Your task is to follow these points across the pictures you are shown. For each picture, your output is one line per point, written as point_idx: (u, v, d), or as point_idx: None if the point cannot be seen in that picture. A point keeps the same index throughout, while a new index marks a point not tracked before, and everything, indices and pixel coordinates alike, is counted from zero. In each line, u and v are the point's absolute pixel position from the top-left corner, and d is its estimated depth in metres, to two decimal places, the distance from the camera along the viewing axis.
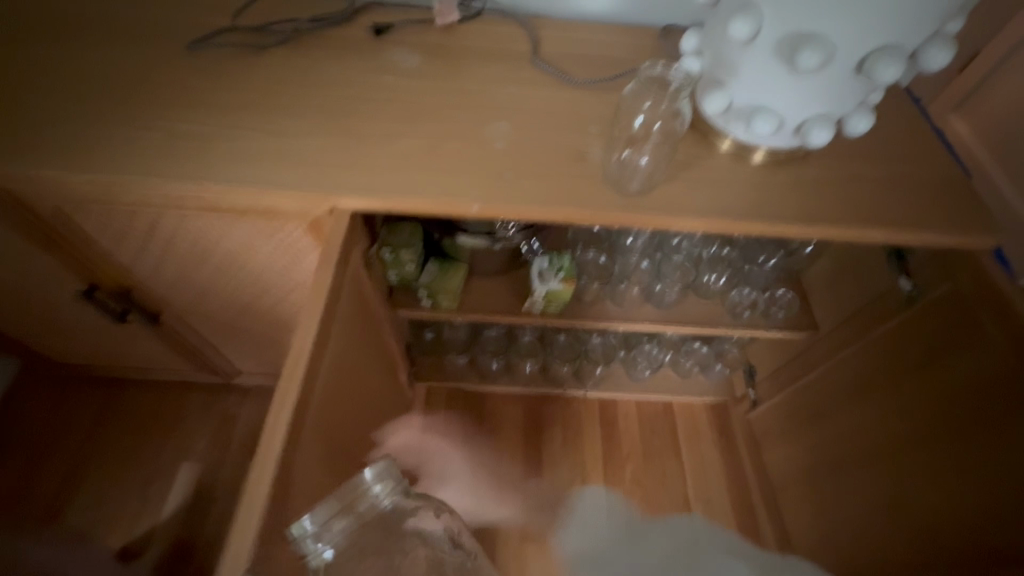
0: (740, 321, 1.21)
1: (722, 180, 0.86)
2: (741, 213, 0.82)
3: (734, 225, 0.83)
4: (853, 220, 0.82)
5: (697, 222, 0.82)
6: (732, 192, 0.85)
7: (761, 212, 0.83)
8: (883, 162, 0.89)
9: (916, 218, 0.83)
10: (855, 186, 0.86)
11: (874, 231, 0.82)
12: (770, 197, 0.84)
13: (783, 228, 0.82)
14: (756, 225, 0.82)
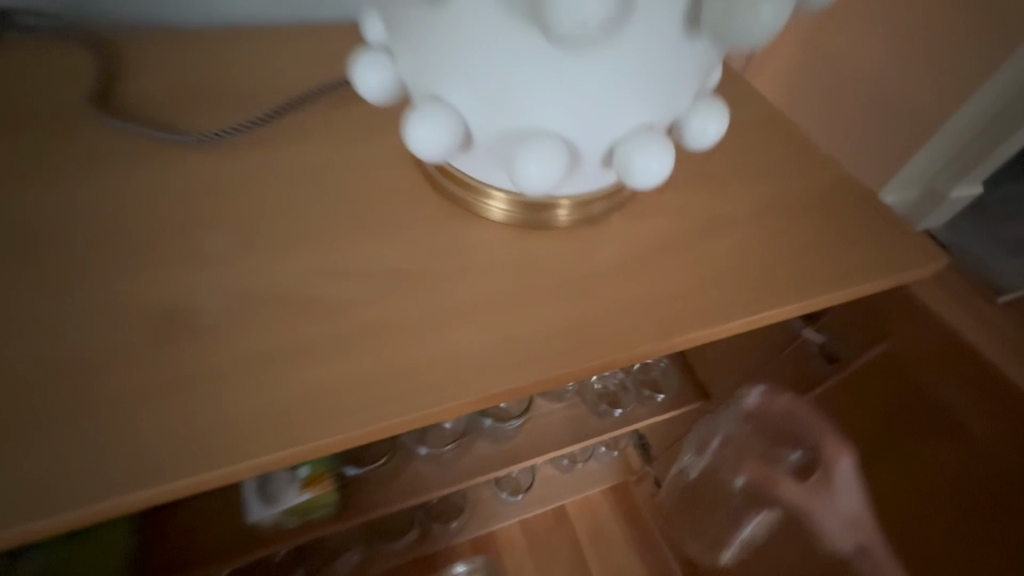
0: (611, 420, 0.81)
1: (508, 286, 0.45)
2: (552, 350, 0.42)
3: (548, 376, 0.41)
4: (743, 306, 0.46)
5: (479, 395, 0.39)
6: (529, 306, 0.44)
7: (587, 337, 0.43)
8: (742, 180, 0.54)
9: (832, 266, 0.49)
10: (725, 232, 0.50)
11: (777, 312, 0.46)
12: (586, 297, 0.45)
13: (634, 354, 0.43)
14: (585, 365, 0.42)
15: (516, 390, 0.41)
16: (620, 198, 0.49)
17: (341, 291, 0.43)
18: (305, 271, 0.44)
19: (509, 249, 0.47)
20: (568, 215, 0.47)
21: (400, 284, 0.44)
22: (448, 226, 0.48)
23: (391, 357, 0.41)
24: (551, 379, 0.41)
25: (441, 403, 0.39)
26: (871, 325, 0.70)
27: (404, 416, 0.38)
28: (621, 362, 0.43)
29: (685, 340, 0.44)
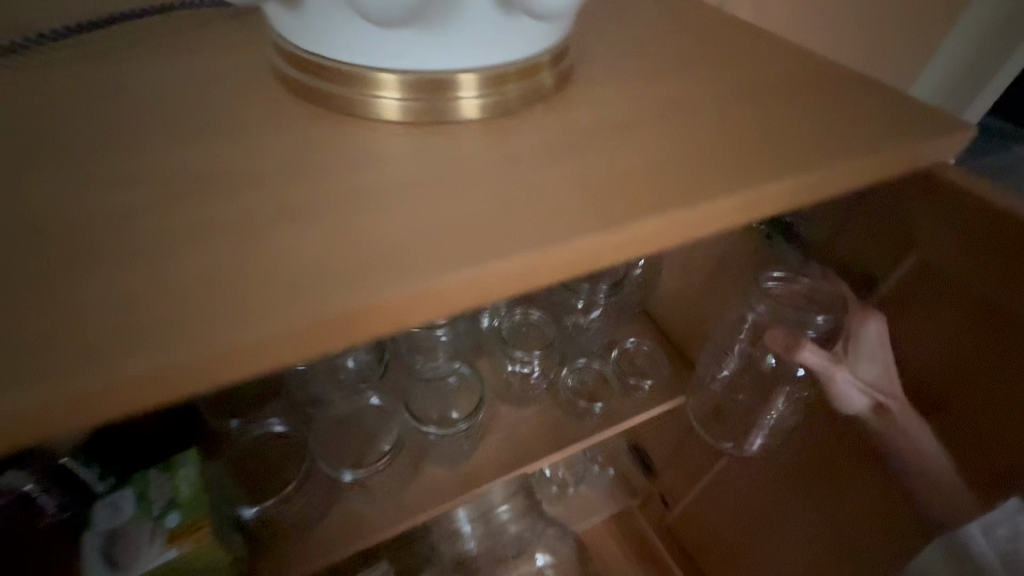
0: (594, 419, 0.67)
1: (384, 185, 0.31)
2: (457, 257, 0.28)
3: (432, 300, 0.27)
4: (728, 193, 0.33)
5: (321, 319, 0.25)
6: (411, 210, 0.30)
7: (485, 241, 0.28)
8: (698, 75, 0.43)
9: (835, 145, 0.37)
10: (690, 115, 0.38)
11: (777, 189, 0.33)
12: (507, 192, 0.31)
13: (564, 265, 0.29)
14: (490, 284, 0.28)
15: (383, 319, 0.26)
16: (541, 85, 0.38)
17: (146, 208, 0.29)
18: (101, 182, 0.30)
19: (401, 147, 0.34)
20: (473, 98, 0.35)
21: (231, 197, 0.30)
22: (317, 129, 0.35)
23: (192, 279, 0.26)
24: (438, 306, 0.27)
25: (268, 339, 0.24)
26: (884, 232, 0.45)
27: (202, 352, 0.23)
28: (539, 281, 0.29)
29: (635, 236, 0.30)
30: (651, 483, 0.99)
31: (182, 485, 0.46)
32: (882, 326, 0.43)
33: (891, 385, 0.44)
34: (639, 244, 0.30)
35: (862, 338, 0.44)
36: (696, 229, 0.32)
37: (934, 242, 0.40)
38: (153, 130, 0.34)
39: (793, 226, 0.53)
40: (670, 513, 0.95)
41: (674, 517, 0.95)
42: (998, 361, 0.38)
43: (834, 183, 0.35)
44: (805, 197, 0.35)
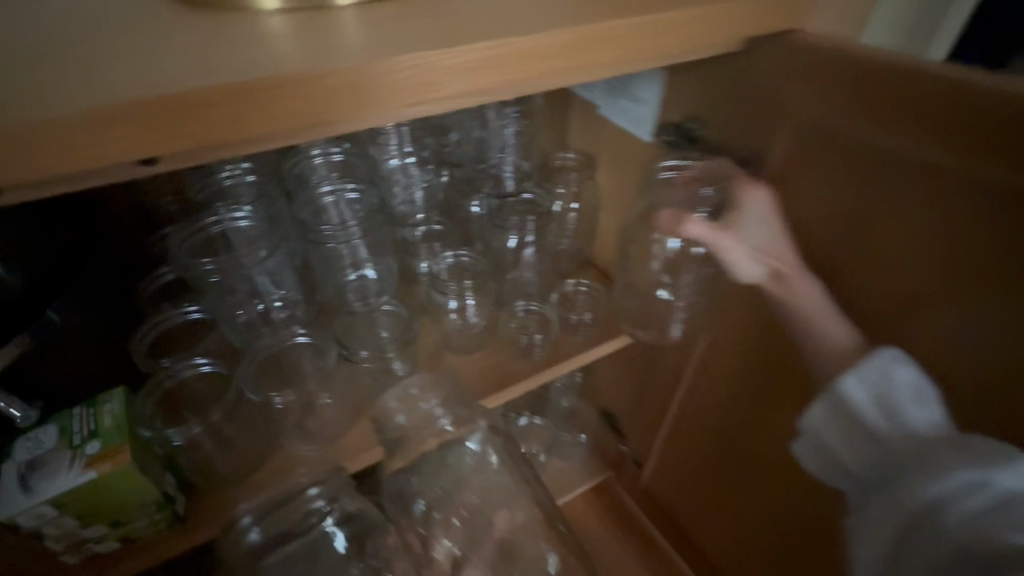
0: (541, 356, 0.68)
1: (269, 42, 0.36)
2: (317, 73, 0.32)
3: (319, 97, 0.33)
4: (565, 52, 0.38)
5: (174, 94, 0.29)
6: (303, 48, 0.35)
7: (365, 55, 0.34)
8: None
9: (679, 19, 0.41)
10: (549, 1, 0.43)
11: (617, 28, 0.39)
12: (367, 45, 0.35)
13: (432, 73, 0.35)
14: (352, 99, 0.34)
15: (271, 120, 0.32)
16: None
17: (41, 65, 0.32)
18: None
19: (283, 28, 0.38)
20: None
21: (117, 57, 0.33)
22: (201, 19, 0.38)
23: (77, 84, 0.30)
24: (326, 106, 0.33)
25: (169, 115, 0.30)
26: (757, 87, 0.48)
27: (96, 115, 0.28)
28: (414, 92, 0.35)
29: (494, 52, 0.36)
30: (620, 447, 0.99)
31: (105, 416, 0.46)
32: (763, 194, 0.48)
33: (779, 244, 0.48)
34: (495, 63, 0.37)
35: (748, 206, 0.49)
36: (551, 56, 0.38)
37: (795, 91, 0.44)
38: (48, 21, 0.36)
39: (693, 125, 0.55)
40: (643, 474, 0.94)
41: (646, 478, 0.94)
42: (853, 190, 0.43)
43: (674, 30, 0.41)
44: (645, 53, 0.42)
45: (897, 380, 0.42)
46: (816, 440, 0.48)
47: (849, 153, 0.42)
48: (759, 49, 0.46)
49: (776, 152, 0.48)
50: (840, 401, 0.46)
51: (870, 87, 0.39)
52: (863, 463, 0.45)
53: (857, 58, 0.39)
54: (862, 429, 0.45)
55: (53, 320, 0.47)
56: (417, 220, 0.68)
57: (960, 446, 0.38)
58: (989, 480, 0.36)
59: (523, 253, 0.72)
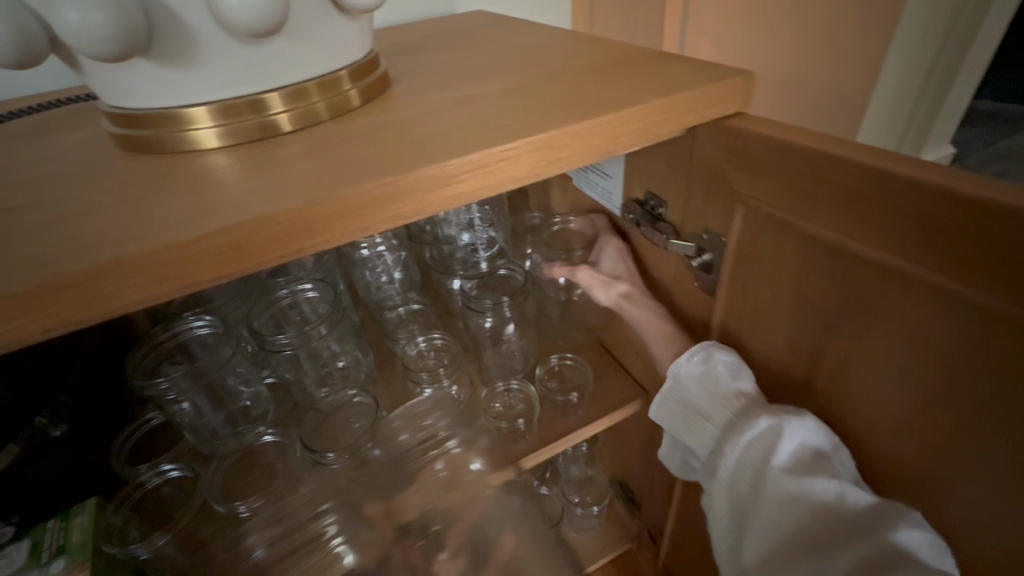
0: (527, 439, 0.66)
1: (186, 194, 0.37)
2: (230, 222, 0.32)
3: (210, 259, 0.32)
4: (484, 162, 0.36)
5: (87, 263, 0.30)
6: (213, 197, 0.36)
7: (263, 203, 0.34)
8: (502, 82, 0.47)
9: (607, 111, 0.39)
10: (477, 106, 0.43)
11: (543, 139, 0.37)
12: (277, 186, 0.36)
13: (340, 213, 0.34)
14: (277, 240, 0.34)
15: (160, 287, 0.32)
16: (351, 104, 0.45)
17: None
18: None
19: (222, 167, 0.40)
20: (281, 113, 0.42)
21: (44, 223, 0.34)
22: (147, 166, 0.40)
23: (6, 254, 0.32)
24: (213, 267, 0.33)
25: (53, 297, 0.30)
26: (710, 169, 0.45)
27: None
28: (318, 232, 0.34)
29: (404, 181, 0.34)
30: (637, 519, 0.92)
31: (75, 531, 0.46)
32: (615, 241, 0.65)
33: (629, 275, 0.62)
34: (407, 195, 0.35)
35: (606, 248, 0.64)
36: (466, 177, 0.36)
37: (747, 182, 0.42)
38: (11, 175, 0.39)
39: (658, 204, 0.53)
40: (660, 550, 0.85)
41: (664, 555, 0.85)
42: (826, 288, 0.40)
43: (611, 132, 0.39)
44: (582, 159, 0.39)
45: (719, 360, 0.52)
46: (670, 426, 0.57)
47: (816, 250, 0.39)
48: (702, 135, 0.44)
49: (742, 243, 0.45)
50: (679, 384, 0.55)
51: (826, 185, 0.36)
52: (701, 441, 0.54)
53: (806, 155, 0.36)
54: (700, 410, 0.54)
55: (43, 423, 0.49)
56: (396, 305, 0.70)
57: (762, 410, 0.49)
58: (784, 427, 0.46)
59: (503, 331, 0.69)
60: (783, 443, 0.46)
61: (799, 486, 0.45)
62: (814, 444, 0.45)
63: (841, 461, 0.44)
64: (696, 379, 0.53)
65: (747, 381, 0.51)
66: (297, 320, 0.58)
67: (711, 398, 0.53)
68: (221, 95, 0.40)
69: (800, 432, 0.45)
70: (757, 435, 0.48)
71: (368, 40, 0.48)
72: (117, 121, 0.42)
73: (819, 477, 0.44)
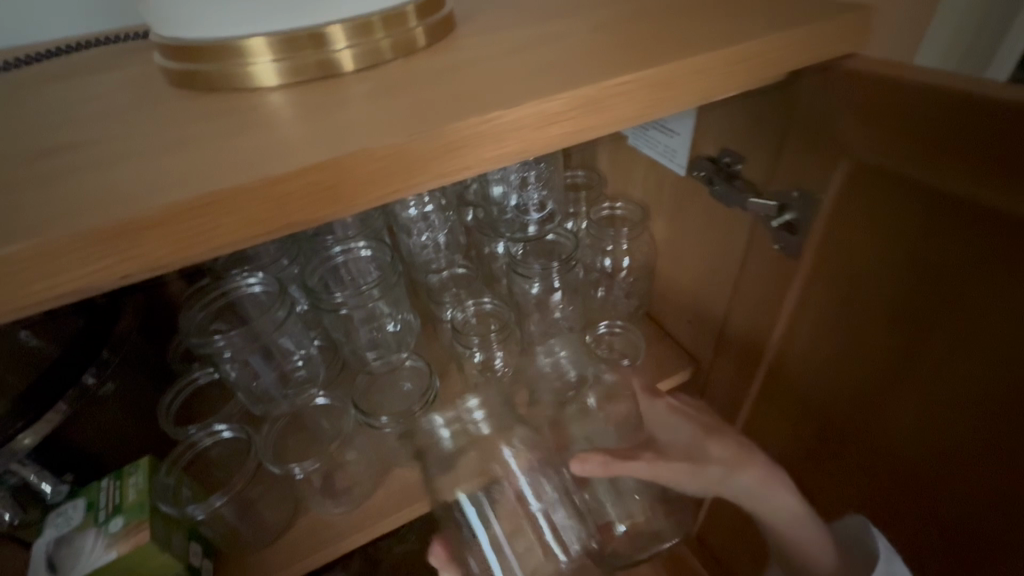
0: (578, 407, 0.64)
1: (257, 134, 0.34)
2: (319, 160, 0.29)
3: (298, 199, 0.30)
4: (587, 101, 0.33)
5: (171, 203, 0.27)
6: (291, 136, 0.33)
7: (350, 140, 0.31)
8: (581, 21, 0.43)
9: (712, 49, 0.35)
10: (560, 45, 0.39)
11: (649, 76, 0.34)
12: (357, 126, 0.33)
13: (434, 153, 0.31)
14: (362, 184, 0.31)
15: (247, 229, 0.30)
16: (416, 44, 0.42)
17: (47, 167, 0.31)
18: (17, 145, 0.33)
19: (283, 107, 0.37)
20: (345, 50, 0.39)
21: (110, 159, 0.32)
22: (205, 105, 0.37)
23: (81, 193, 0.29)
24: (300, 209, 0.30)
25: (137, 234, 0.27)
26: (808, 122, 0.42)
27: (65, 243, 0.26)
28: (403, 177, 0.31)
29: (507, 116, 0.31)
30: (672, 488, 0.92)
31: (129, 491, 0.45)
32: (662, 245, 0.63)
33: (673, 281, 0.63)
34: (501, 136, 0.32)
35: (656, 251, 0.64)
36: (568, 118, 0.33)
37: (856, 133, 0.38)
38: (67, 114, 0.37)
39: (734, 160, 0.50)
40: (697, 519, 0.85)
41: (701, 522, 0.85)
42: (943, 250, 0.37)
43: (716, 73, 0.35)
44: (683, 101, 0.36)
45: None
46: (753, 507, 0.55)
47: (935, 207, 0.36)
48: (810, 79, 0.40)
49: (839, 201, 0.42)
50: None
51: (960, 134, 0.33)
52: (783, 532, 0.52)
53: (938, 99, 0.33)
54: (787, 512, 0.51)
55: (92, 383, 0.47)
56: (440, 268, 0.68)
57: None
58: None
59: (549, 298, 0.67)
60: None
61: None
62: None
63: None
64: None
65: None
66: (349, 280, 0.55)
67: None
68: (281, 27, 0.37)
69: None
70: None
71: None
72: (173, 56, 0.39)
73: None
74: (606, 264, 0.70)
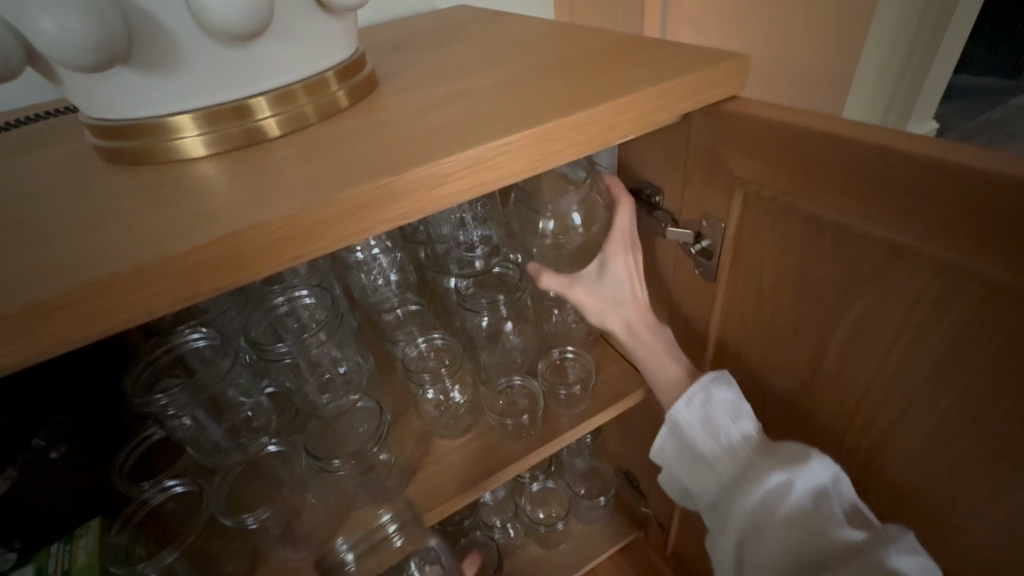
0: (533, 435, 0.66)
1: (179, 205, 0.36)
2: (232, 231, 0.31)
3: (215, 267, 0.32)
4: (489, 157, 0.36)
5: (87, 281, 0.29)
6: (213, 203, 0.35)
7: (265, 207, 0.33)
8: (492, 77, 0.46)
9: (603, 100, 0.38)
10: (470, 102, 0.42)
11: (536, 132, 0.36)
12: (273, 192, 0.35)
13: (343, 213, 0.34)
14: (278, 247, 0.33)
15: (161, 299, 0.31)
16: (340, 106, 0.45)
17: None
18: None
19: (212, 175, 0.39)
20: (268, 118, 0.41)
21: (37, 240, 0.33)
22: (134, 178, 0.39)
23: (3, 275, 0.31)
24: (215, 275, 0.32)
25: (55, 313, 0.29)
26: (706, 158, 0.45)
27: None
28: (317, 237, 0.34)
29: (409, 176, 0.34)
30: (644, 505, 0.92)
31: (80, 553, 0.45)
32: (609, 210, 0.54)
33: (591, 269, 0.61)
34: (408, 194, 0.35)
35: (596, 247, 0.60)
36: (465, 173, 0.36)
37: (747, 168, 0.42)
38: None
39: (654, 192, 0.53)
40: (668, 536, 0.86)
41: (674, 538, 0.85)
42: (832, 270, 0.40)
43: (610, 122, 0.39)
44: (580, 149, 0.39)
45: (720, 402, 0.51)
46: (670, 463, 0.55)
47: (821, 231, 0.39)
48: (699, 120, 0.45)
49: (742, 227, 0.46)
50: (681, 428, 0.52)
51: (836, 163, 0.36)
52: (701, 483, 0.52)
53: (814, 134, 0.36)
54: (701, 456, 0.51)
55: (41, 445, 0.49)
56: (393, 306, 0.70)
57: (764, 457, 0.47)
58: (793, 479, 0.45)
59: (501, 328, 0.69)
60: (793, 491, 0.45)
61: (809, 527, 0.44)
62: (817, 485, 0.44)
63: (841, 495, 0.45)
64: (693, 422, 0.51)
65: (747, 421, 0.50)
66: (298, 327, 0.57)
67: (715, 445, 0.51)
68: (204, 102, 0.39)
69: (805, 475, 0.44)
70: (762, 492, 0.46)
71: (353, 40, 0.47)
72: (102, 133, 0.41)
73: (844, 529, 0.43)
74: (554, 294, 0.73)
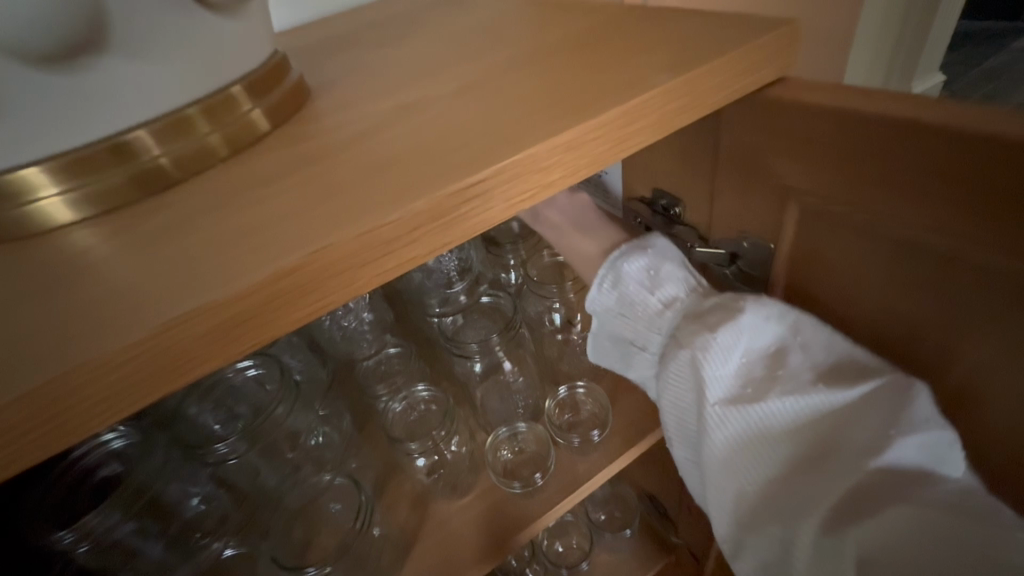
0: (546, 492, 0.55)
1: (21, 306, 0.24)
2: (84, 350, 0.22)
3: (73, 407, 0.22)
4: (456, 200, 0.25)
5: None
6: (51, 310, 0.24)
7: (94, 335, 0.22)
8: (457, 76, 0.35)
9: (610, 101, 0.28)
10: (428, 114, 0.32)
11: (514, 163, 0.26)
12: (157, 274, 0.25)
13: (225, 325, 0.23)
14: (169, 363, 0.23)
15: None
16: (258, 129, 0.34)
17: None
18: None
19: (85, 248, 0.28)
20: (158, 159, 0.30)
21: None
22: None
23: None
24: (48, 434, 0.22)
25: None
26: (745, 157, 0.36)
27: None
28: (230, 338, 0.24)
29: (334, 252, 0.24)
30: (674, 535, 0.83)
31: None
32: None
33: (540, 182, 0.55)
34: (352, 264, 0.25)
35: None
36: (414, 239, 0.26)
37: (801, 168, 0.33)
38: None
39: (671, 205, 0.46)
40: (706, 571, 0.77)
41: None
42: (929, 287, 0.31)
43: (620, 132, 0.28)
44: (580, 174, 0.28)
45: (630, 273, 0.44)
46: (609, 365, 0.50)
47: (919, 252, 0.30)
48: (735, 113, 0.35)
49: (799, 240, 0.36)
50: (597, 319, 0.47)
51: (939, 160, 0.27)
52: (641, 371, 0.46)
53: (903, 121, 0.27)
54: (629, 341, 0.46)
55: None
56: (369, 353, 0.60)
57: (688, 325, 0.41)
58: (710, 342, 0.38)
59: (499, 366, 0.59)
60: (712, 362, 0.38)
61: (745, 414, 0.36)
62: (761, 347, 0.38)
63: (804, 350, 0.37)
64: (607, 307, 0.45)
65: (666, 286, 0.43)
66: (247, 399, 0.48)
67: (634, 322, 0.45)
68: (64, 144, 0.28)
69: (728, 334, 0.38)
70: (680, 366, 0.40)
71: (270, 46, 0.37)
72: None
73: (792, 393, 0.36)
74: (555, 320, 0.62)
